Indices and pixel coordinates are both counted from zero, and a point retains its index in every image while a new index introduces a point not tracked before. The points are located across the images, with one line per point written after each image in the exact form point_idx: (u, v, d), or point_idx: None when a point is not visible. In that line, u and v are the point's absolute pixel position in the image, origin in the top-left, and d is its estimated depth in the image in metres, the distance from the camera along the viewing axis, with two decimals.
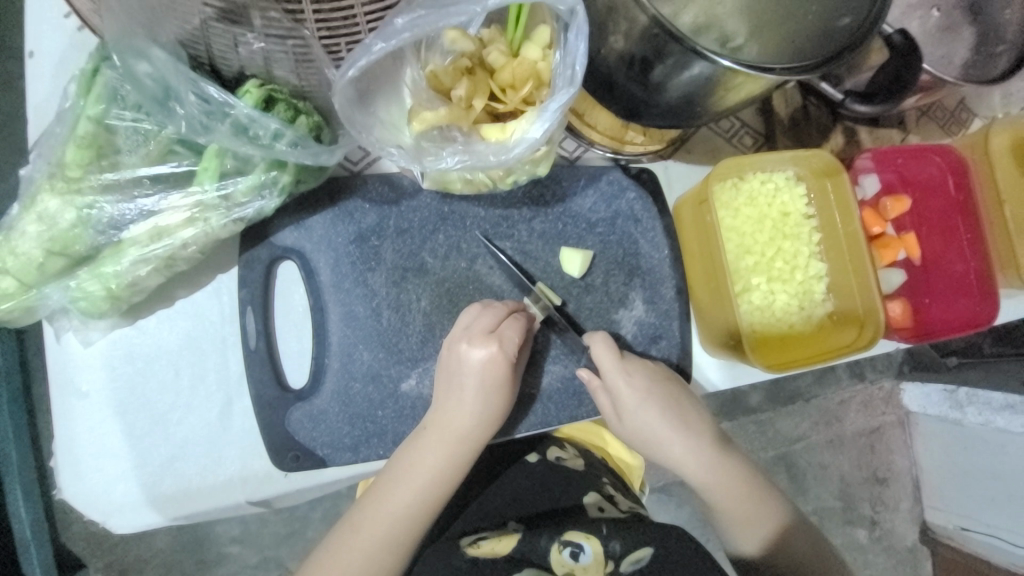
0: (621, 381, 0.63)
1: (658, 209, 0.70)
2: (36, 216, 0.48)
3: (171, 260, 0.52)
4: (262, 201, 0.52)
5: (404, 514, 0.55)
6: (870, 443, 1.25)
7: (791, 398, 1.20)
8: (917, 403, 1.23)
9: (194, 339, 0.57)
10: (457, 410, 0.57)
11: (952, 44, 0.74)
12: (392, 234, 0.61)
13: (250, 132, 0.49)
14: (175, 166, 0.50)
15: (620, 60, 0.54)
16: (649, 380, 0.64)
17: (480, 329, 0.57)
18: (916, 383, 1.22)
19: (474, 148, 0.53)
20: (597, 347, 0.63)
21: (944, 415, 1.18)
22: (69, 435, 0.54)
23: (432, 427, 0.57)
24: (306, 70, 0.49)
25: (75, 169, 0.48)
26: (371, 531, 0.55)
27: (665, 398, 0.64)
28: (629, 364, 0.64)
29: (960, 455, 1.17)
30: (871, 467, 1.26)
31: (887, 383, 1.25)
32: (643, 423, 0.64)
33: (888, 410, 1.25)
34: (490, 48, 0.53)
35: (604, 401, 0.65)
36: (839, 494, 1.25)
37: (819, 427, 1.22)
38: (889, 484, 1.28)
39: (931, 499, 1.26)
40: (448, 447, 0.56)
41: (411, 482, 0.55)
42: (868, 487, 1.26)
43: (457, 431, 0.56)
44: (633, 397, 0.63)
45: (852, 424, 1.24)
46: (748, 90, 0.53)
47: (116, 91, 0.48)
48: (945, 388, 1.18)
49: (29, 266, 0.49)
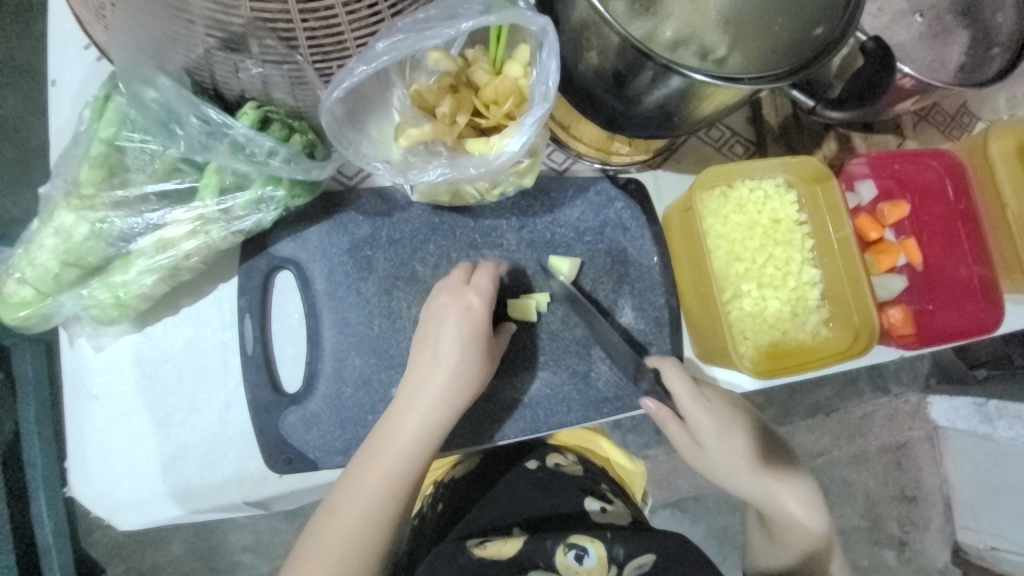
0: (698, 410, 0.65)
1: (647, 218, 0.72)
2: (53, 230, 0.53)
3: (175, 270, 0.55)
4: (260, 214, 0.56)
5: (426, 430, 0.57)
6: (896, 459, 1.21)
7: (809, 411, 1.17)
8: (947, 418, 1.19)
9: (197, 344, 0.60)
10: (470, 329, 0.59)
11: (945, 48, 0.74)
12: (384, 245, 0.64)
13: (247, 150, 0.53)
14: (179, 182, 0.54)
15: (596, 75, 0.56)
16: (729, 414, 0.67)
17: (457, 281, 0.61)
18: (945, 397, 1.19)
19: (458, 161, 0.55)
20: (671, 375, 0.65)
21: (974, 430, 1.14)
22: (80, 435, 0.58)
23: (456, 342, 0.58)
24: (301, 92, 0.53)
25: (89, 187, 0.52)
26: (395, 448, 0.56)
27: (742, 427, 0.68)
28: (704, 391, 0.66)
29: (992, 470, 1.13)
30: (898, 485, 1.21)
31: (914, 397, 1.21)
32: (724, 451, 0.68)
33: (914, 425, 1.21)
34: (473, 68, 0.56)
35: (677, 429, 0.68)
36: (864, 513, 1.21)
37: (840, 442, 1.19)
38: (918, 503, 1.23)
39: (964, 518, 1.21)
40: (474, 360, 0.59)
41: (467, 334, 0.59)
42: (895, 506, 1.22)
43: (472, 348, 0.59)
44: (721, 442, 0.67)
45: (876, 438, 1.20)
46: (722, 100, 0.54)
47: (125, 115, 0.53)
48: (973, 402, 1.13)
49: (46, 276, 0.53)
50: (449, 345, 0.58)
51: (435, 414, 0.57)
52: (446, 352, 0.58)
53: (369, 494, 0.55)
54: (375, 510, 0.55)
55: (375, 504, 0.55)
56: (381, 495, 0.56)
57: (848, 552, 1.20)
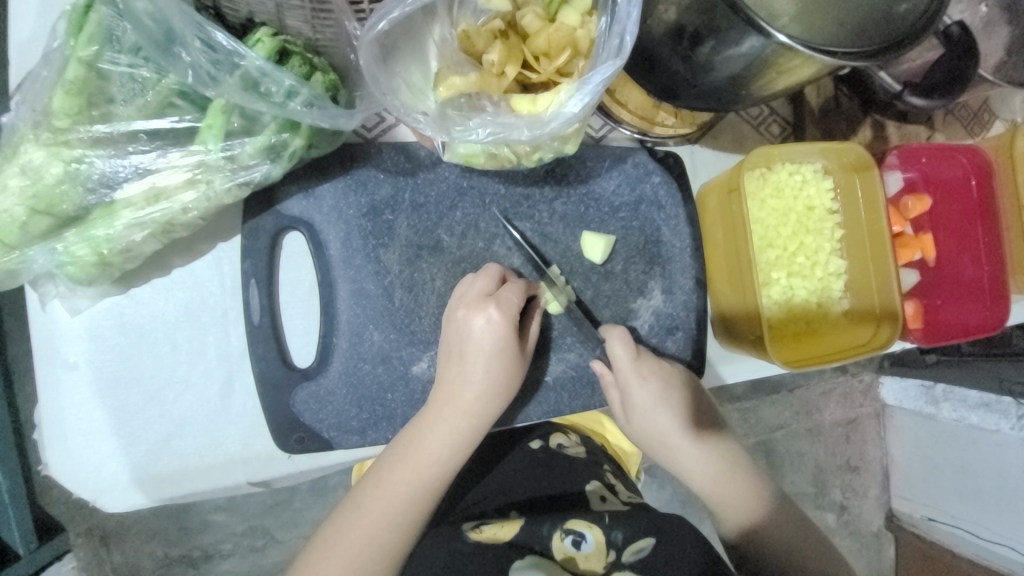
0: (632, 379, 0.61)
1: (682, 196, 0.67)
2: (18, 168, 0.44)
3: (169, 225, 0.48)
4: (270, 165, 0.48)
5: (452, 445, 0.54)
6: (846, 434, 1.28)
7: (775, 387, 1.21)
8: (895, 397, 1.25)
9: (192, 310, 0.53)
10: (492, 349, 0.54)
11: (989, 41, 0.72)
12: (407, 209, 0.57)
13: (262, 88, 0.44)
14: (174, 121, 0.45)
15: (667, 33, 0.51)
16: (666, 382, 0.63)
17: (477, 293, 0.55)
18: (896, 377, 1.24)
19: (505, 119, 0.48)
20: (614, 343, 0.60)
21: (919, 410, 1.20)
22: (56, 408, 0.51)
23: (484, 364, 0.54)
24: (321, 22, 0.45)
25: (62, 118, 0.43)
26: (420, 463, 0.54)
27: (683, 397, 0.64)
28: (642, 362, 0.61)
29: (928, 448, 1.20)
30: (844, 456, 1.28)
31: (866, 376, 1.26)
32: (655, 420, 0.64)
33: (865, 403, 1.27)
34: (525, 10, 0.49)
35: (614, 395, 0.64)
36: (813, 481, 1.28)
37: (799, 417, 1.24)
38: (861, 472, 1.30)
39: (899, 488, 1.29)
40: (500, 380, 0.55)
41: (484, 355, 0.54)
42: (840, 475, 1.29)
43: (491, 368, 0.54)
44: (649, 395, 0.62)
45: (830, 414, 1.26)
46: (799, 74, 0.50)
47: (111, 32, 0.43)
48: (923, 383, 1.18)
49: (9, 224, 0.44)
50: (474, 364, 0.54)
51: (456, 431, 0.54)
52: (472, 371, 0.54)
53: (390, 504, 0.53)
54: (399, 520, 0.53)
55: (400, 513, 0.54)
56: (406, 505, 0.54)
57: None
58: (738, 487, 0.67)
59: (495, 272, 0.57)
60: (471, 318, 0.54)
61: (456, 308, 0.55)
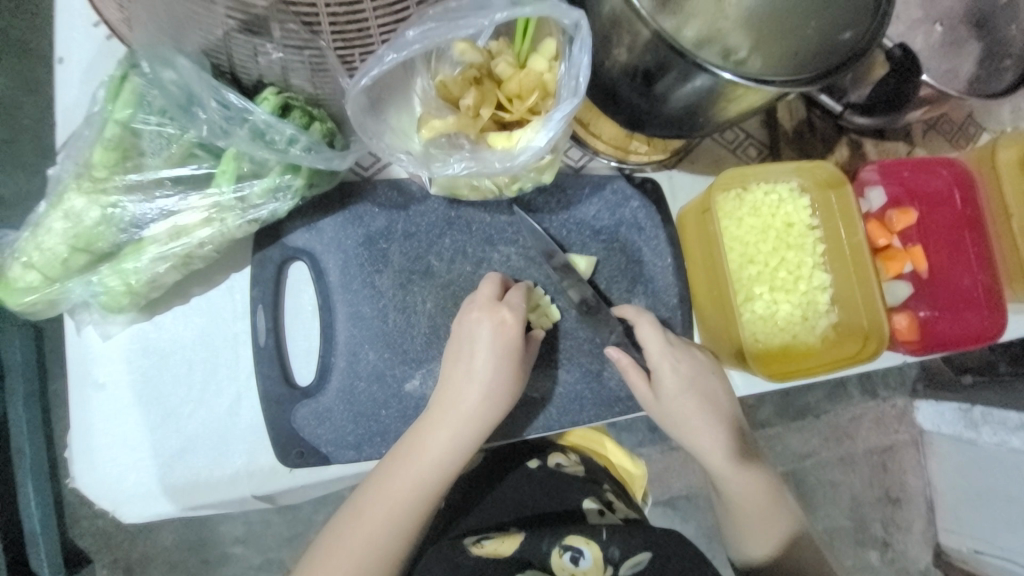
0: (666, 369, 0.64)
1: (661, 218, 0.71)
2: (62, 214, 0.51)
3: (188, 257, 0.54)
4: (276, 203, 0.55)
5: (459, 443, 0.58)
6: (882, 462, 1.23)
7: (800, 412, 1.18)
8: (931, 422, 1.21)
9: (208, 334, 0.59)
10: (499, 352, 0.58)
11: (959, 58, 0.75)
12: (399, 238, 0.63)
13: (267, 137, 0.51)
14: (194, 168, 0.53)
15: (624, 72, 0.56)
16: (695, 374, 0.65)
17: (487, 297, 0.60)
18: (931, 401, 1.20)
19: (481, 155, 0.54)
20: (645, 330, 0.64)
21: (958, 434, 1.15)
22: (85, 425, 0.57)
23: (491, 359, 0.58)
24: (321, 78, 0.52)
25: (101, 170, 0.51)
26: (417, 468, 0.57)
27: (708, 395, 0.65)
28: (676, 349, 0.65)
29: (972, 475, 1.14)
30: (882, 487, 1.23)
31: (900, 401, 1.22)
32: (687, 414, 0.65)
33: (900, 429, 1.23)
34: (497, 60, 0.55)
35: (640, 382, 0.65)
36: (850, 514, 1.23)
37: (829, 444, 1.20)
38: (902, 505, 1.25)
39: (945, 520, 1.23)
40: (504, 380, 0.58)
41: (490, 356, 0.58)
42: (881, 508, 1.24)
43: (498, 370, 0.58)
44: (685, 391, 0.64)
45: (863, 441, 1.22)
46: (749, 101, 0.54)
47: (142, 96, 0.50)
48: (960, 407, 1.14)
49: (54, 261, 0.52)
50: (483, 363, 0.58)
51: (464, 430, 0.57)
52: (479, 371, 0.58)
53: (395, 504, 0.56)
54: (401, 520, 0.56)
55: (405, 512, 0.56)
56: (410, 502, 0.56)
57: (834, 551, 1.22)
58: (770, 513, 0.68)
59: (498, 282, 0.61)
60: (483, 320, 0.59)
61: (470, 311, 0.59)
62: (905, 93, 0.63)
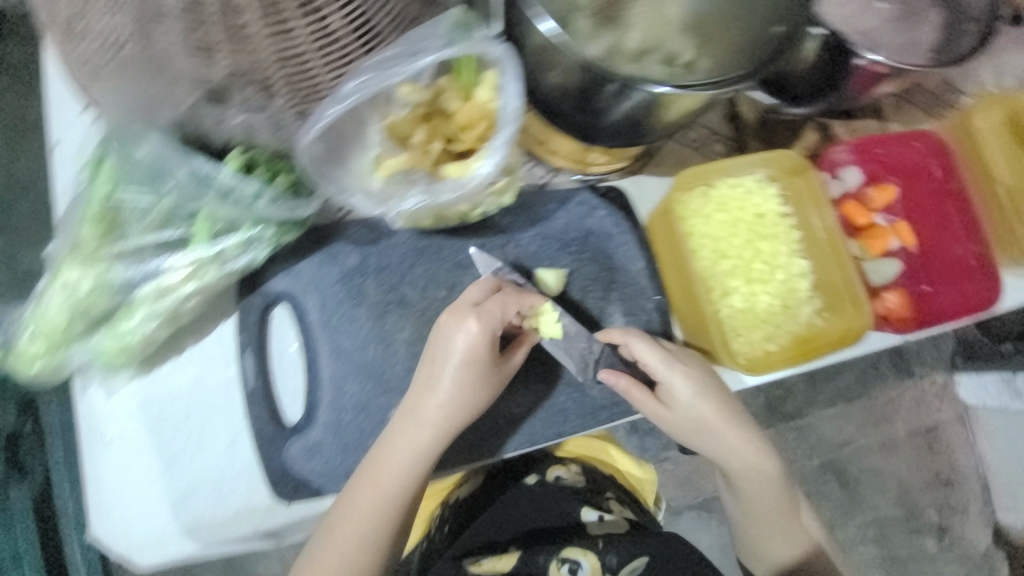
0: (675, 372, 0.65)
1: (630, 224, 0.72)
2: (61, 285, 0.56)
3: (176, 313, 0.59)
4: (251, 253, 0.59)
5: (423, 459, 0.59)
6: (927, 444, 1.17)
7: (830, 401, 1.15)
8: (975, 396, 1.16)
9: (201, 382, 0.63)
10: (469, 361, 0.59)
11: (917, 28, 0.74)
12: (374, 272, 0.66)
13: (234, 195, 0.56)
14: (172, 231, 0.57)
15: (563, 92, 0.58)
16: (705, 380, 0.67)
17: (462, 303, 0.61)
18: (972, 374, 1.16)
19: (435, 188, 0.58)
20: (636, 341, 0.66)
21: (1005, 405, 1.12)
22: (97, 478, 0.61)
23: (457, 369, 0.59)
24: (284, 133, 0.56)
25: (90, 243, 0.56)
26: (384, 487, 0.59)
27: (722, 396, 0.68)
28: (673, 351, 0.67)
29: None
30: (932, 470, 1.18)
31: (940, 377, 1.17)
32: (704, 424, 0.68)
33: (942, 407, 1.17)
34: (444, 96, 0.58)
35: (642, 396, 0.66)
36: (900, 502, 1.17)
37: (867, 430, 1.16)
38: (954, 486, 1.18)
39: (1002, 497, 1.17)
40: (473, 387, 0.60)
41: (454, 374, 0.59)
42: (932, 492, 1.18)
43: (468, 378, 0.60)
44: (697, 397, 0.66)
45: (903, 424, 1.17)
46: (686, 105, 0.55)
47: (118, 172, 0.56)
48: (1002, 378, 1.12)
49: (57, 329, 0.57)
50: (451, 374, 0.59)
51: (427, 448, 0.59)
52: (445, 381, 0.59)
53: (367, 521, 0.59)
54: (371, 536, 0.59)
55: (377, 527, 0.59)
56: (378, 520, 0.59)
57: (887, 542, 1.17)
58: (793, 515, 0.74)
59: (487, 285, 0.62)
60: (451, 330, 0.60)
61: (440, 320, 0.61)
62: (838, 71, 0.71)
